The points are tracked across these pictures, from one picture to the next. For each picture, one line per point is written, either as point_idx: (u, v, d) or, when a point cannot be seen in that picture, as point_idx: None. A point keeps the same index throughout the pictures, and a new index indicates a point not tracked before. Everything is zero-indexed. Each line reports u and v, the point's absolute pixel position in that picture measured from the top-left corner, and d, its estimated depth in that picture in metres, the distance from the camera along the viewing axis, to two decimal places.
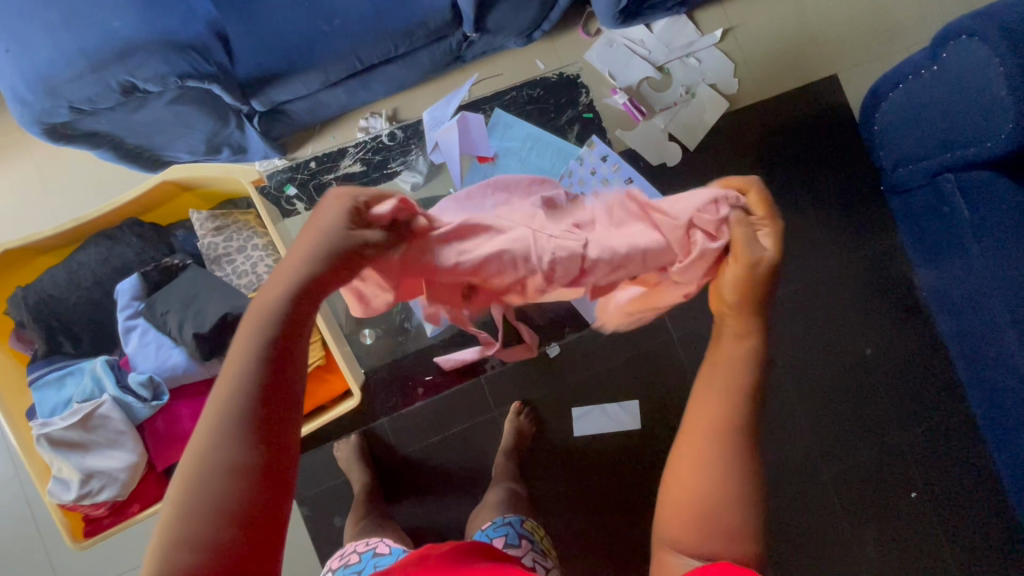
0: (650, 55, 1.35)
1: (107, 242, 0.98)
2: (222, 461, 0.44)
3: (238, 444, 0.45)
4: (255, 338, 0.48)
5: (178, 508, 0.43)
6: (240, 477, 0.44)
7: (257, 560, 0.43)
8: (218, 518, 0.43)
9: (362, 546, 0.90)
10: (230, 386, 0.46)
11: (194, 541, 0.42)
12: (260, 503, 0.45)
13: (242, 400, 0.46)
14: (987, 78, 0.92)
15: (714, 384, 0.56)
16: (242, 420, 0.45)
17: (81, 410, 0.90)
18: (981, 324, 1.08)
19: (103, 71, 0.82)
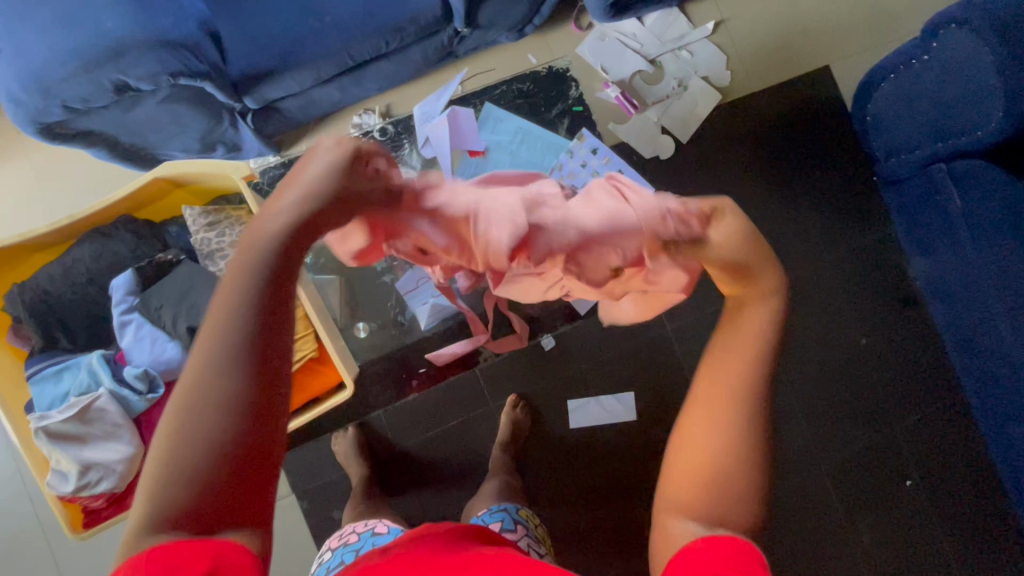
0: (642, 49, 1.35)
1: (101, 239, 0.99)
2: (209, 393, 0.38)
3: (229, 382, 0.39)
4: (242, 260, 0.43)
5: (166, 443, 0.37)
6: (230, 420, 0.38)
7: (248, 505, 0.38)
8: (206, 458, 0.37)
9: (361, 526, 0.92)
10: (221, 310, 0.40)
11: (186, 482, 0.37)
12: (251, 442, 0.38)
13: (232, 324, 0.40)
14: (977, 67, 0.93)
15: (733, 351, 0.53)
16: (231, 344, 0.39)
17: (78, 404, 0.91)
18: (974, 312, 1.09)
19: (96, 70, 0.83)
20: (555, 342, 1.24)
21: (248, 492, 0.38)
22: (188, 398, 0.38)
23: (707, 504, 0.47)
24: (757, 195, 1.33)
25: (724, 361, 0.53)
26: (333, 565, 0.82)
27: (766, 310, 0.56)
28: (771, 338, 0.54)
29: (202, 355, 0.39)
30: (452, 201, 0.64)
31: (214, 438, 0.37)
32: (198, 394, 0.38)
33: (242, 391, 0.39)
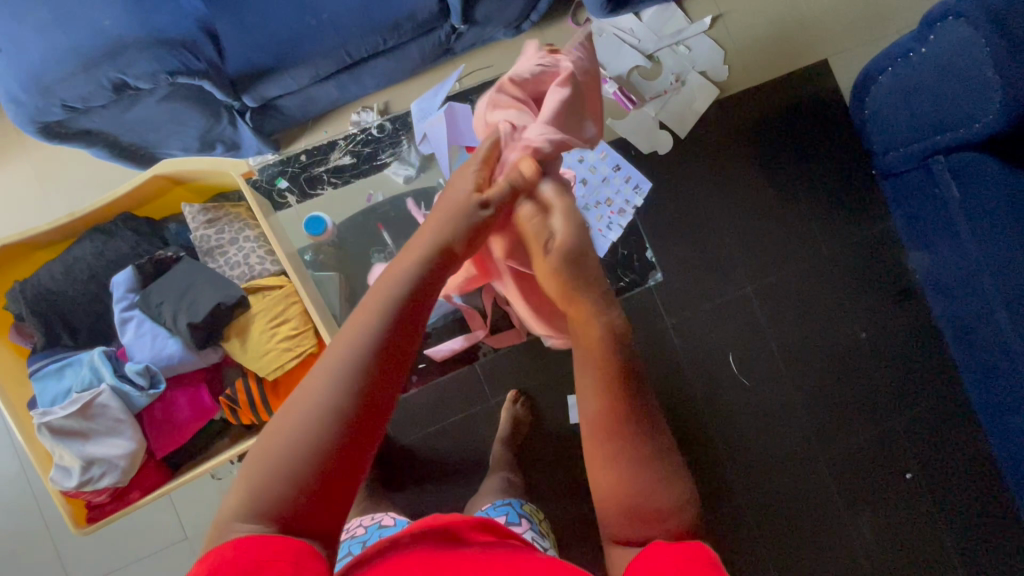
0: (640, 44, 1.35)
1: (102, 236, 0.99)
2: (326, 404, 0.46)
3: (337, 415, 0.46)
4: (381, 299, 0.51)
5: (280, 435, 0.45)
6: (332, 444, 0.45)
7: (325, 510, 0.45)
8: (310, 457, 0.45)
9: (367, 519, 0.93)
10: (356, 338, 0.49)
11: (286, 474, 0.44)
12: (344, 454, 0.45)
13: (360, 354, 0.48)
14: (974, 58, 0.92)
15: (585, 402, 0.59)
16: (354, 370, 0.47)
17: (80, 399, 0.91)
18: (973, 304, 1.09)
19: (95, 69, 0.84)
20: None
21: (326, 506, 0.45)
22: (301, 420, 0.45)
23: (632, 523, 0.56)
24: (755, 190, 1.34)
25: (588, 404, 0.59)
26: (340, 556, 0.82)
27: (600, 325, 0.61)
28: (609, 358, 0.59)
29: (321, 381, 0.47)
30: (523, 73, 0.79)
31: (316, 458, 0.45)
32: (308, 415, 0.45)
33: (345, 423, 0.46)
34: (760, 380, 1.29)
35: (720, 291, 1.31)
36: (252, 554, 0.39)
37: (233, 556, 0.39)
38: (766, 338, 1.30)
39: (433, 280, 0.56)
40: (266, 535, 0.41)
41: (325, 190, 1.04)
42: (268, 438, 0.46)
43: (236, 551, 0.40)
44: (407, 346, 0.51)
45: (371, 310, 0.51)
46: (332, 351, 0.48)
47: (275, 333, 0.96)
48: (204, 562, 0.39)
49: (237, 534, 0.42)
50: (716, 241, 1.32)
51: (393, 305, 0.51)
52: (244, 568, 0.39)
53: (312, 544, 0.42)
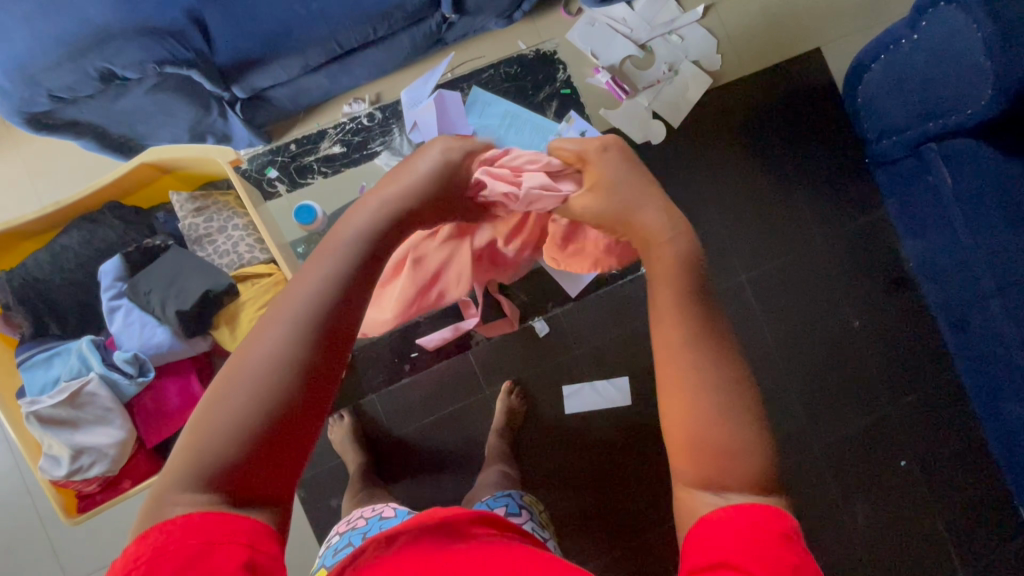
0: (632, 33, 1.34)
1: (89, 226, 0.99)
2: (276, 359, 0.46)
3: (287, 368, 0.46)
4: (330, 264, 0.53)
5: (225, 395, 0.45)
6: (283, 399, 0.45)
7: (278, 471, 0.44)
8: (260, 412, 0.44)
9: (368, 512, 0.92)
10: (304, 298, 0.50)
11: (235, 433, 0.44)
12: (296, 409, 0.46)
13: (311, 311, 0.49)
14: (968, 45, 0.92)
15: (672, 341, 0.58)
16: (305, 327, 0.48)
17: (68, 388, 0.91)
18: (966, 291, 1.09)
19: (81, 58, 0.84)
20: (548, 326, 1.25)
21: (279, 466, 0.45)
22: (248, 377, 0.45)
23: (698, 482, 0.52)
24: (750, 180, 1.33)
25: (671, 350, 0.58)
26: (341, 547, 0.82)
27: (670, 250, 0.67)
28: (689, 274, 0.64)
29: (269, 338, 0.47)
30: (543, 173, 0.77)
31: (264, 414, 0.44)
32: (253, 373, 0.45)
33: (296, 379, 0.46)
34: (755, 370, 1.29)
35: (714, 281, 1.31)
36: (198, 536, 0.40)
37: (180, 538, 0.39)
38: (760, 328, 1.30)
39: (378, 250, 0.58)
40: (214, 513, 0.41)
41: (315, 180, 1.03)
42: (211, 402, 0.45)
43: (184, 535, 0.39)
44: (354, 308, 0.52)
45: (312, 276, 0.52)
46: (275, 315, 0.49)
47: None
48: (148, 540, 0.40)
49: (179, 510, 0.41)
50: (711, 231, 1.32)
51: (342, 268, 0.53)
52: (196, 544, 0.39)
53: (264, 523, 0.42)
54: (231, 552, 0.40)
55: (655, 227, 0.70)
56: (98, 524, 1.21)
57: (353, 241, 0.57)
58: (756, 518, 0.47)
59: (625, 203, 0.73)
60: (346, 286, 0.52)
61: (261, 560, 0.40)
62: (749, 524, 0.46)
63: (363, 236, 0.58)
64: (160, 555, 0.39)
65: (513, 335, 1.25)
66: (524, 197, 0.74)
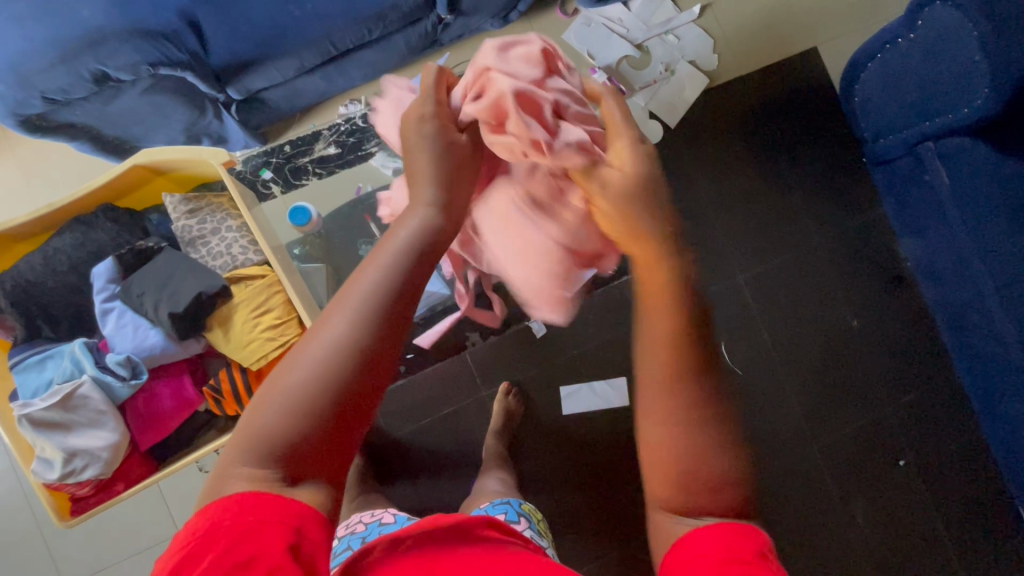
0: (629, 33, 1.34)
1: (82, 228, 0.99)
2: (339, 344, 0.46)
3: (349, 357, 0.46)
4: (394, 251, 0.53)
5: (289, 375, 0.45)
6: (345, 383, 0.45)
7: (336, 453, 0.45)
8: (322, 395, 0.45)
9: (367, 516, 0.92)
10: (368, 285, 0.49)
11: (297, 415, 0.44)
12: (358, 394, 0.46)
13: (375, 299, 0.49)
14: (964, 44, 0.92)
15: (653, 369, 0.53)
16: (369, 314, 0.48)
17: (60, 391, 0.91)
18: (965, 291, 1.09)
19: (74, 60, 0.83)
20: (545, 326, 1.25)
21: (335, 449, 0.45)
22: (311, 359, 0.46)
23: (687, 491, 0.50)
24: (746, 180, 1.33)
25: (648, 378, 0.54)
26: (340, 550, 0.82)
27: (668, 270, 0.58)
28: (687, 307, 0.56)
29: (334, 322, 0.48)
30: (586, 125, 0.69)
31: (324, 401, 0.45)
32: (315, 358, 0.46)
33: (356, 369, 0.46)
34: (753, 370, 1.29)
35: (710, 281, 1.30)
36: (253, 513, 0.41)
37: (236, 513, 0.41)
38: (758, 327, 1.30)
39: (435, 243, 0.57)
40: (270, 493, 0.42)
41: (310, 181, 1.05)
42: (273, 383, 0.46)
43: (241, 511, 0.41)
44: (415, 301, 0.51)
45: (375, 266, 0.51)
46: (338, 305, 0.49)
47: (258, 321, 0.95)
48: (208, 514, 0.42)
49: (237, 485, 0.43)
50: (707, 231, 1.32)
51: (404, 256, 0.53)
52: (249, 518, 0.41)
53: (314, 509, 0.43)
54: (280, 531, 0.41)
55: (659, 251, 0.60)
56: (95, 527, 1.21)
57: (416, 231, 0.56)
58: (729, 539, 0.47)
59: (636, 210, 0.62)
60: (408, 274, 0.51)
61: (306, 544, 0.42)
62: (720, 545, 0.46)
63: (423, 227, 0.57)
64: (218, 527, 0.41)
65: (511, 335, 1.25)
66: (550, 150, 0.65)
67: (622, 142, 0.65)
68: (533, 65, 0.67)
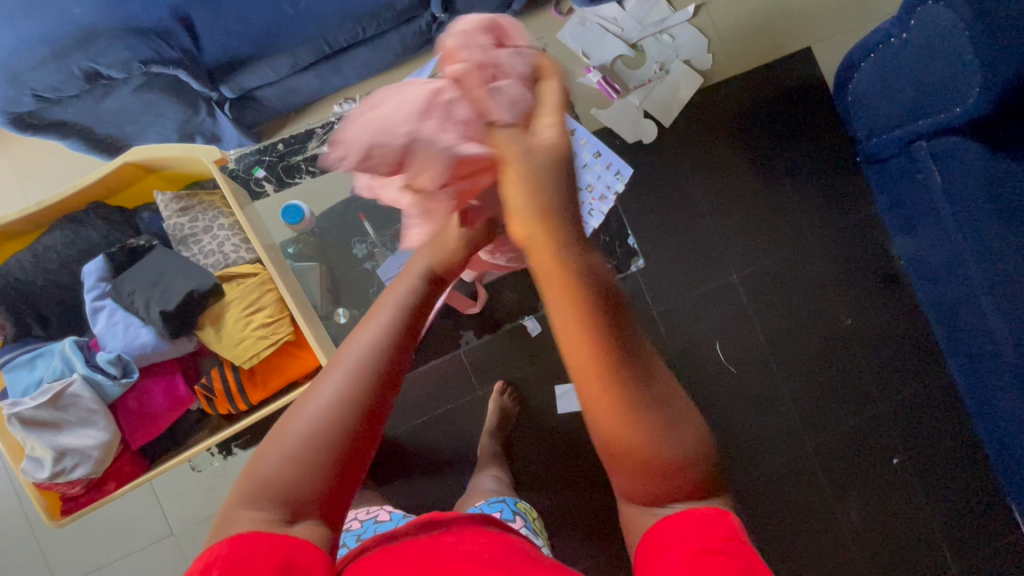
0: (623, 33, 1.34)
1: (73, 226, 0.98)
2: (337, 395, 0.47)
3: (351, 408, 0.47)
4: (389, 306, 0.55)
5: (289, 426, 0.46)
6: (346, 432, 0.46)
7: (337, 499, 0.47)
8: (322, 444, 0.45)
9: (361, 513, 0.90)
10: (366, 337, 0.51)
11: (298, 464, 0.45)
12: (358, 443, 0.47)
13: (372, 351, 0.50)
14: (956, 42, 0.92)
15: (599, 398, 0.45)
16: (368, 365, 0.49)
17: (51, 389, 0.90)
18: (959, 288, 1.09)
19: (65, 58, 0.83)
20: (540, 326, 1.25)
21: (337, 495, 0.47)
22: (311, 410, 0.46)
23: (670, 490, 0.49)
24: (740, 179, 1.34)
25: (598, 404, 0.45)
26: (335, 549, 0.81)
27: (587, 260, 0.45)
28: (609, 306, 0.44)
29: (331, 373, 0.48)
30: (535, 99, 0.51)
31: (328, 450, 0.45)
32: (318, 410, 0.46)
33: (357, 419, 0.47)
34: (746, 368, 1.29)
35: (705, 280, 1.31)
36: (247, 545, 0.42)
37: (231, 552, 0.41)
38: (753, 326, 1.30)
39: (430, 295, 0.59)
40: (267, 531, 0.43)
41: (303, 179, 1.03)
42: (276, 432, 0.47)
43: (236, 551, 0.41)
44: (412, 352, 0.53)
45: (375, 319, 0.53)
46: (340, 356, 0.50)
47: (250, 319, 0.95)
48: (204, 557, 0.42)
49: (237, 529, 0.43)
50: (702, 230, 1.32)
51: (400, 309, 0.54)
52: (243, 554, 0.41)
53: (311, 542, 0.44)
54: (272, 560, 0.41)
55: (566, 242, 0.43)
56: (88, 526, 1.20)
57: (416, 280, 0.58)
58: (699, 524, 0.49)
59: (548, 183, 0.44)
60: (404, 327, 0.53)
61: (296, 569, 0.42)
62: (691, 537, 0.48)
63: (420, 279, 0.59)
64: (212, 567, 0.40)
65: (506, 334, 1.25)
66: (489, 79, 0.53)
67: (545, 117, 0.47)
68: (488, 33, 0.55)
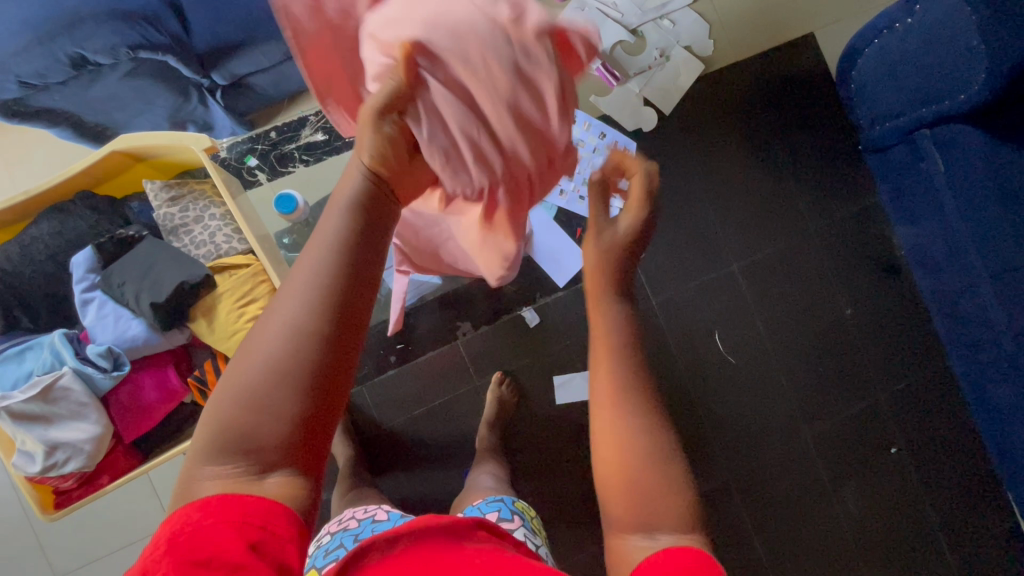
0: (623, 18, 1.31)
1: (60, 216, 0.97)
2: (290, 326, 0.44)
3: (309, 342, 0.43)
4: (341, 222, 0.48)
5: (242, 366, 0.44)
6: (305, 368, 0.43)
7: (311, 442, 0.44)
8: (276, 383, 0.43)
9: (360, 512, 0.90)
10: (315, 263, 0.45)
11: (256, 407, 0.42)
12: (320, 377, 0.44)
13: (319, 277, 0.44)
14: (960, 25, 0.90)
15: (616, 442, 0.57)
16: (317, 292, 0.44)
17: (40, 383, 0.89)
18: (961, 277, 1.07)
19: (51, 43, 0.80)
20: (538, 316, 1.24)
21: (311, 441, 0.44)
22: (264, 348, 0.44)
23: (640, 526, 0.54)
24: (741, 169, 1.32)
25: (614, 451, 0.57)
26: (332, 548, 0.81)
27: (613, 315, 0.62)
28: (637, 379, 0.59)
29: (282, 305, 0.45)
30: (499, 78, 0.54)
31: (288, 390, 0.43)
32: (271, 350, 0.43)
33: (316, 353, 0.43)
34: (746, 357, 1.29)
35: (706, 270, 1.29)
36: (211, 517, 0.41)
37: (199, 519, 0.41)
38: (753, 317, 1.30)
39: (391, 211, 0.52)
40: (237, 494, 0.42)
41: (297, 168, 1.03)
42: (232, 377, 0.44)
43: (201, 516, 0.41)
44: (372, 276, 0.47)
45: (318, 248, 0.46)
46: (289, 286, 0.45)
47: (242, 312, 0.94)
48: (173, 521, 0.41)
49: (205, 493, 0.42)
50: (702, 222, 1.30)
51: (351, 224, 0.48)
52: (211, 523, 0.41)
53: (283, 503, 0.42)
54: (240, 533, 0.41)
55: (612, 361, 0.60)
56: (83, 518, 1.20)
57: (358, 192, 0.50)
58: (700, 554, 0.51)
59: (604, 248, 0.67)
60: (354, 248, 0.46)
61: (265, 541, 0.41)
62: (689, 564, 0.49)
63: (367, 187, 0.51)
64: (178, 536, 0.40)
65: (505, 324, 1.24)
66: (469, 77, 0.54)
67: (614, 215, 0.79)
68: None
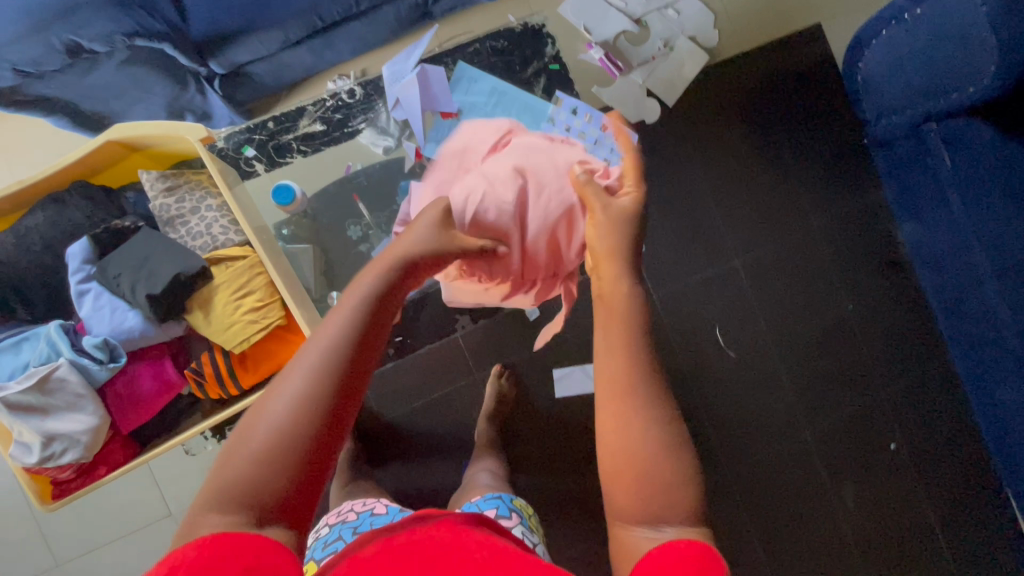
0: (627, 7, 1.28)
1: (55, 206, 0.97)
2: (296, 395, 0.45)
3: (312, 412, 0.45)
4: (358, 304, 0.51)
5: (251, 431, 0.45)
6: (307, 435, 0.44)
7: (305, 499, 0.45)
8: (282, 449, 0.44)
9: (358, 505, 0.90)
10: (335, 335, 0.48)
11: (260, 472, 0.43)
12: (320, 444, 0.45)
13: (338, 352, 0.47)
14: (970, 14, 0.88)
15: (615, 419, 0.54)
16: (330, 365, 0.47)
17: (36, 373, 0.89)
18: (964, 274, 1.06)
19: (46, 30, 0.79)
20: (539, 311, 1.23)
21: (305, 498, 0.45)
22: (274, 414, 0.45)
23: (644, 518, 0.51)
24: (744, 162, 1.31)
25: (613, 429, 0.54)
26: (331, 539, 0.80)
27: (626, 287, 0.59)
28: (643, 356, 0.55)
29: (294, 373, 0.46)
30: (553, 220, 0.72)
31: (293, 455, 0.44)
32: (279, 417, 0.44)
33: (317, 420, 0.45)
34: (746, 352, 1.28)
35: (707, 264, 1.28)
36: (210, 549, 0.40)
37: (196, 556, 0.39)
38: (754, 312, 1.29)
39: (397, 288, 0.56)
40: (234, 533, 0.41)
41: (294, 158, 1.03)
42: (241, 434, 0.45)
43: (199, 552, 0.39)
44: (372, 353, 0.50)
45: (346, 305, 0.51)
46: (301, 354, 0.48)
47: (240, 303, 0.94)
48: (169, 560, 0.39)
49: (204, 534, 0.41)
50: (704, 216, 1.29)
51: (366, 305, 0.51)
52: (208, 559, 0.39)
53: (278, 541, 0.42)
54: (239, 558, 0.40)
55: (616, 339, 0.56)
56: (83, 507, 1.21)
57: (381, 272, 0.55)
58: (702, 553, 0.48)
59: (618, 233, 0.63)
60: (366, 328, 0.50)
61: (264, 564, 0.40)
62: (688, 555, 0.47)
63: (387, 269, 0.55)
64: (178, 568, 0.38)
65: (505, 317, 1.23)
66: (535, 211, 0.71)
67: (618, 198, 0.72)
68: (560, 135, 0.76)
